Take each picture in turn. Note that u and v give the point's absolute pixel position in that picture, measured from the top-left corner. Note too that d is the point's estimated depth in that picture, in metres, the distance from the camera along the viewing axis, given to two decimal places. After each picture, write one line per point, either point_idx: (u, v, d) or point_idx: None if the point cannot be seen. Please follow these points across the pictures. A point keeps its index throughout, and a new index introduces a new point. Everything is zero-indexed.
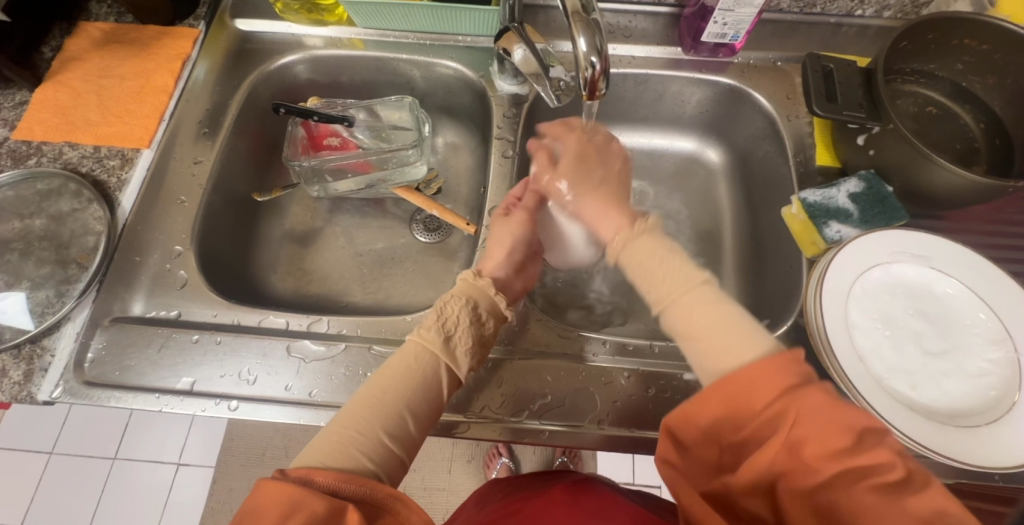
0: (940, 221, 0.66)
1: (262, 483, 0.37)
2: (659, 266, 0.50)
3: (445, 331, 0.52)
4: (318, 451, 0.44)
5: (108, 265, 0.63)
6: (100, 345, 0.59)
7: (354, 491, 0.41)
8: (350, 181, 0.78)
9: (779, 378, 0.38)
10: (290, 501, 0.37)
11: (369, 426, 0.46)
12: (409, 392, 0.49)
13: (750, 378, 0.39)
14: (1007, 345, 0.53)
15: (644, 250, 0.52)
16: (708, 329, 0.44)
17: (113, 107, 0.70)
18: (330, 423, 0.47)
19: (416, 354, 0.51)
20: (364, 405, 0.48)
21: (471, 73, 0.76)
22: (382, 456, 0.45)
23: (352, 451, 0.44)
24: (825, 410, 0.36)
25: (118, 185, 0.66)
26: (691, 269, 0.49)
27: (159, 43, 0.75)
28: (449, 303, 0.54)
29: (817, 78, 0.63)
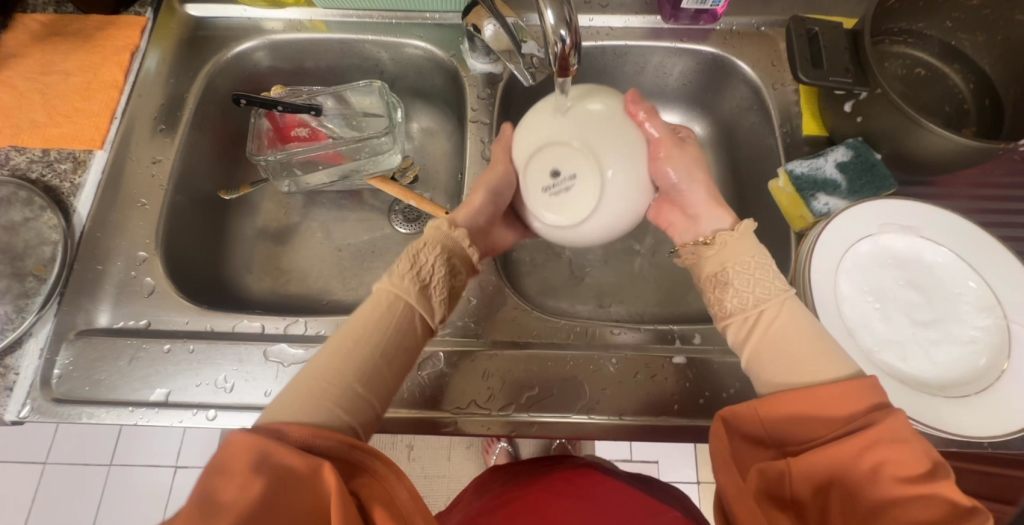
0: (929, 187, 0.65)
1: (231, 439, 0.37)
2: (753, 274, 0.51)
3: (421, 281, 0.51)
4: (290, 404, 0.43)
5: (68, 276, 0.60)
6: (67, 360, 0.56)
7: (330, 446, 0.40)
8: (322, 173, 0.74)
9: (861, 399, 0.41)
10: (260, 455, 0.36)
11: (340, 377, 0.45)
12: (380, 340, 0.48)
13: (835, 393, 0.42)
14: (996, 313, 0.53)
15: (742, 250, 0.52)
16: (795, 347, 0.46)
17: (60, 106, 0.66)
18: (300, 375, 0.46)
19: (387, 305, 0.49)
20: (335, 355, 0.46)
21: (441, 52, 0.72)
22: (355, 407, 0.45)
23: (322, 403, 0.44)
24: (905, 436, 0.38)
25: (73, 190, 0.63)
26: (781, 285, 0.50)
27: (104, 34, 0.70)
28: (423, 250, 0.52)
29: (801, 42, 0.60)
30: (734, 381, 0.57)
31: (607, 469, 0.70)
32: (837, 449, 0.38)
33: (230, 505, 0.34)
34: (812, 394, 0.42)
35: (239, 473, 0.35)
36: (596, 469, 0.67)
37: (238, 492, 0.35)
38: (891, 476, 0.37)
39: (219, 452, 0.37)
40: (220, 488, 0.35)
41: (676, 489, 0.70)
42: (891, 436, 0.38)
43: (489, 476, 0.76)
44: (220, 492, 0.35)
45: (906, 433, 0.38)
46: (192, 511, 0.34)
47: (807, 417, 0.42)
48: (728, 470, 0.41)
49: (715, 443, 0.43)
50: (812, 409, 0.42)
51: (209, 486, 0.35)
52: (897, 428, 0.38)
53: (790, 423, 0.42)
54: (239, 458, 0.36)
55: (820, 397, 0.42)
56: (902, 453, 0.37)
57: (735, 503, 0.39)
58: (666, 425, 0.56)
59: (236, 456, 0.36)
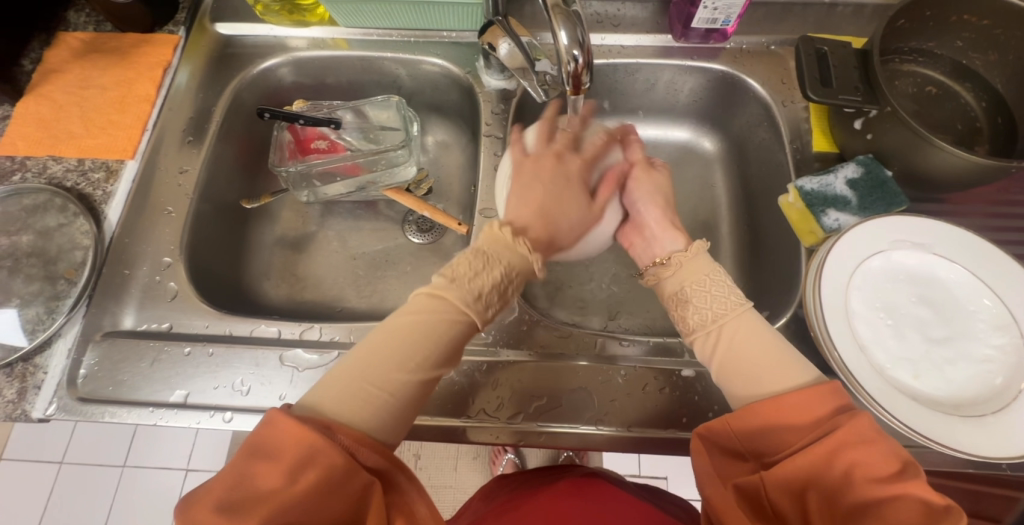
0: (941, 204, 0.65)
1: (283, 427, 0.38)
2: (709, 291, 0.50)
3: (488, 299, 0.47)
4: (343, 407, 0.41)
5: (97, 280, 0.62)
6: (92, 361, 0.58)
7: (373, 457, 0.40)
8: (340, 185, 0.76)
9: (826, 402, 0.41)
10: (308, 451, 0.37)
11: (398, 388, 0.43)
12: (442, 354, 0.45)
13: (799, 400, 0.41)
14: (1013, 331, 0.52)
15: (697, 268, 0.52)
16: (759, 358, 0.45)
17: (96, 119, 0.69)
18: (353, 372, 0.43)
19: (458, 321, 0.45)
20: (397, 362, 0.43)
21: (457, 69, 0.75)
22: (404, 418, 0.44)
23: (375, 411, 0.42)
24: (870, 437, 0.37)
25: (104, 198, 0.66)
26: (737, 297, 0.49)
27: (139, 51, 0.74)
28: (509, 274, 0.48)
29: (810, 62, 0.61)
30: None
31: (615, 480, 0.70)
32: (807, 455, 0.38)
33: (265, 495, 0.36)
34: (779, 402, 0.42)
35: (284, 463, 0.36)
36: (603, 479, 0.67)
37: (278, 482, 0.36)
38: (863, 481, 0.36)
39: (269, 438, 0.38)
40: (259, 475, 0.36)
41: (685, 502, 0.69)
42: (856, 438, 0.38)
43: (497, 485, 0.76)
44: (261, 478, 0.36)
45: (873, 434, 0.38)
46: (227, 492, 0.36)
47: (776, 426, 0.41)
48: (714, 483, 0.42)
49: (697, 459, 0.44)
50: (779, 418, 0.41)
51: (250, 470, 0.37)
52: (862, 430, 0.38)
53: (762, 432, 0.42)
54: (287, 447, 0.37)
55: (787, 406, 0.41)
56: (870, 455, 0.37)
57: (719, 510, 0.41)
58: (675, 438, 0.56)
59: (286, 446, 0.37)
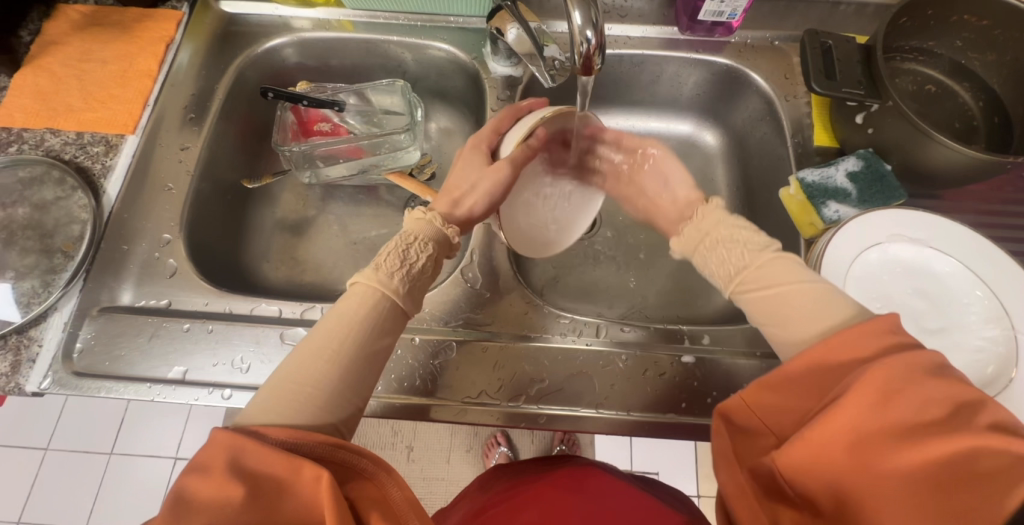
0: (937, 200, 0.66)
1: (209, 437, 0.37)
2: (722, 250, 0.52)
3: (405, 277, 0.50)
4: (268, 408, 0.42)
5: (95, 254, 0.61)
6: (89, 335, 0.58)
7: (314, 446, 0.39)
8: (342, 166, 0.76)
9: (848, 355, 0.37)
10: (235, 461, 0.36)
11: (323, 377, 0.44)
12: (364, 338, 0.46)
13: (825, 353, 0.38)
14: (1004, 323, 0.54)
15: (714, 225, 0.54)
16: (785, 306, 0.45)
17: (96, 92, 0.68)
18: (275, 379, 0.44)
19: (374, 304, 0.48)
20: (315, 356, 0.44)
21: (464, 54, 0.75)
22: (335, 405, 0.43)
23: (304, 404, 0.42)
24: (898, 387, 0.33)
25: (103, 172, 0.65)
26: (760, 242, 0.51)
27: (141, 25, 0.73)
28: (409, 245, 0.52)
29: (814, 55, 0.62)
30: (740, 381, 0.58)
31: (610, 468, 0.70)
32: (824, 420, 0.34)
33: (207, 504, 0.35)
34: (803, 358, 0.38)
35: (218, 473, 0.36)
36: (600, 469, 0.67)
37: (218, 492, 0.35)
38: (895, 444, 0.32)
39: (199, 451, 0.37)
40: (198, 490, 0.35)
41: (679, 490, 0.70)
42: (875, 394, 0.33)
43: (493, 473, 0.76)
44: (198, 491, 0.35)
45: (898, 384, 0.33)
46: (168, 509, 0.35)
47: (795, 391, 0.38)
48: (727, 467, 0.40)
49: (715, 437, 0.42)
50: (809, 380, 0.38)
51: (186, 485, 0.36)
52: (891, 380, 0.33)
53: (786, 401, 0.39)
54: (217, 456, 0.36)
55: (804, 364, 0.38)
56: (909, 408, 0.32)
57: (732, 496, 0.39)
58: (674, 423, 0.57)
59: (215, 455, 0.37)
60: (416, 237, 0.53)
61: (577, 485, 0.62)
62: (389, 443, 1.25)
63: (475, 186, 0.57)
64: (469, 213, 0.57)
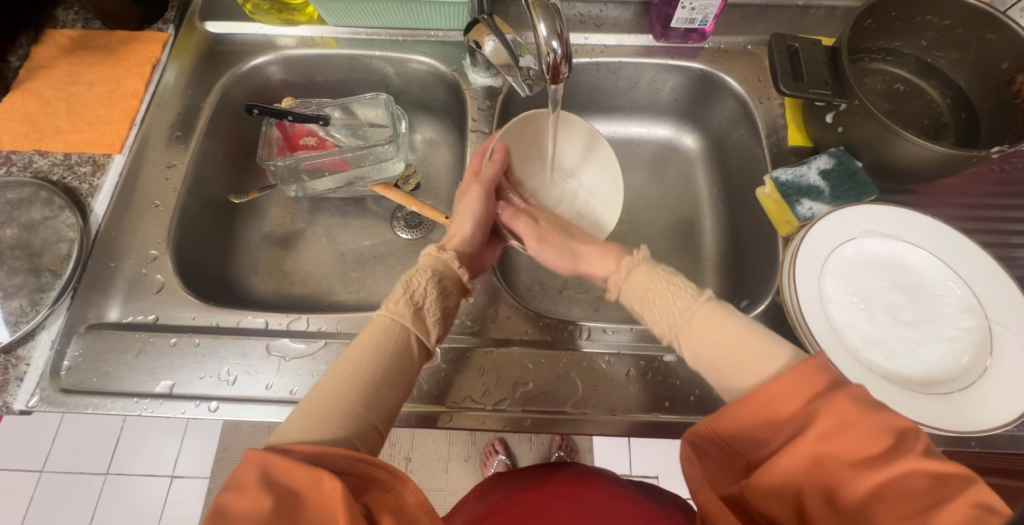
0: (911, 195, 0.67)
1: (244, 456, 0.38)
2: (659, 300, 0.51)
3: (414, 303, 0.51)
4: (296, 428, 0.42)
5: (82, 272, 0.62)
6: (77, 352, 0.58)
7: (339, 459, 0.39)
8: (328, 179, 0.77)
9: (806, 389, 0.38)
10: (265, 475, 0.37)
11: (343, 400, 0.44)
12: (381, 363, 0.47)
13: (777, 390, 0.39)
14: (978, 313, 0.55)
15: (642, 282, 0.52)
16: (722, 346, 0.45)
17: (83, 114, 0.70)
18: (304, 402, 0.45)
19: (392, 332, 0.49)
20: (336, 382, 0.45)
21: (444, 67, 0.77)
22: (357, 425, 0.44)
23: (328, 423, 0.43)
24: (859, 419, 0.36)
25: (90, 191, 0.66)
26: (689, 291, 0.49)
27: (128, 47, 0.75)
28: (415, 276, 0.53)
29: (782, 58, 0.64)
30: None
31: (607, 475, 0.70)
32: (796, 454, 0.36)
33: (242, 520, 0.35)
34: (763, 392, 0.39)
35: (250, 488, 0.37)
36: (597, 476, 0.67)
37: (249, 506, 0.36)
38: (852, 471, 0.35)
39: (235, 470, 0.38)
40: (233, 505, 0.36)
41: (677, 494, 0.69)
42: (835, 429, 0.35)
43: (490, 483, 0.75)
44: (232, 507, 0.36)
45: (856, 419, 0.36)
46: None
47: (759, 422, 0.39)
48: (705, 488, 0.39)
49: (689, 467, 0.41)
50: (764, 415, 0.39)
51: (224, 501, 0.37)
52: (845, 416, 0.36)
53: (751, 429, 0.39)
54: (249, 473, 0.37)
55: (764, 401, 0.39)
56: (858, 441, 0.35)
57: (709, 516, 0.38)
58: (659, 422, 0.57)
59: (248, 472, 0.37)
60: (422, 265, 0.55)
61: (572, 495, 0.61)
62: (386, 455, 1.25)
63: (460, 213, 0.60)
64: (463, 239, 0.59)
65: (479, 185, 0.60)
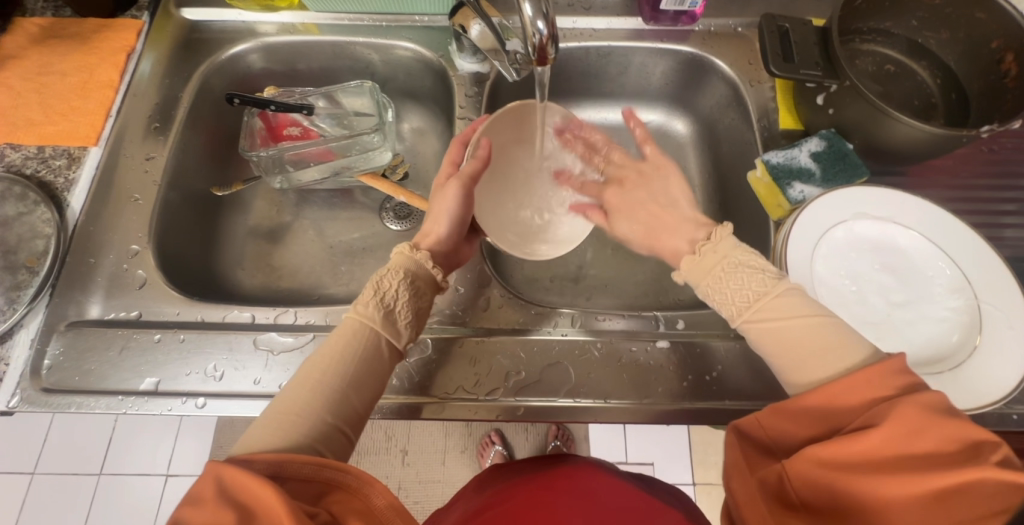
0: (902, 177, 0.67)
1: (202, 470, 0.37)
2: (731, 283, 0.49)
3: (384, 305, 0.50)
4: (261, 435, 0.42)
5: (60, 269, 0.61)
6: (57, 351, 0.57)
7: (301, 468, 0.39)
8: (313, 170, 0.76)
9: (868, 390, 0.38)
10: (223, 489, 0.36)
11: (309, 406, 0.44)
12: (349, 369, 0.47)
13: (839, 389, 0.39)
14: (967, 294, 0.55)
15: (716, 261, 0.51)
16: (797, 338, 0.44)
17: (56, 105, 0.67)
18: (271, 407, 0.44)
19: (361, 336, 0.48)
20: (303, 388, 0.45)
21: (430, 53, 0.75)
22: (322, 431, 0.43)
23: (293, 429, 0.42)
24: (924, 421, 0.35)
25: (66, 186, 0.64)
26: (767, 276, 0.48)
27: (101, 36, 0.72)
28: (386, 276, 0.52)
29: (772, 38, 0.63)
30: (717, 362, 0.59)
31: (608, 468, 0.69)
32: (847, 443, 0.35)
33: None
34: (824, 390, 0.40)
35: (206, 503, 0.35)
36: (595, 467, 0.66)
37: (207, 520, 0.35)
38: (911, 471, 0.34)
39: (192, 484, 0.37)
40: (189, 521, 0.35)
41: (678, 489, 0.70)
42: (900, 426, 0.35)
43: (488, 475, 0.75)
44: (187, 520, 0.35)
45: (921, 422, 0.35)
46: None
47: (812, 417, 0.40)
48: (739, 476, 0.41)
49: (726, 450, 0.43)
50: (821, 411, 0.39)
51: (180, 516, 0.36)
52: (912, 421, 0.35)
53: (803, 425, 0.40)
54: (207, 487, 0.36)
55: (822, 401, 0.39)
56: (923, 446, 0.34)
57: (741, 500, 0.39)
58: (654, 409, 0.57)
59: (206, 486, 0.36)
60: (394, 264, 0.53)
61: (570, 485, 0.61)
62: (383, 449, 1.24)
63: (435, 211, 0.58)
64: (438, 238, 0.57)
65: (456, 183, 0.57)
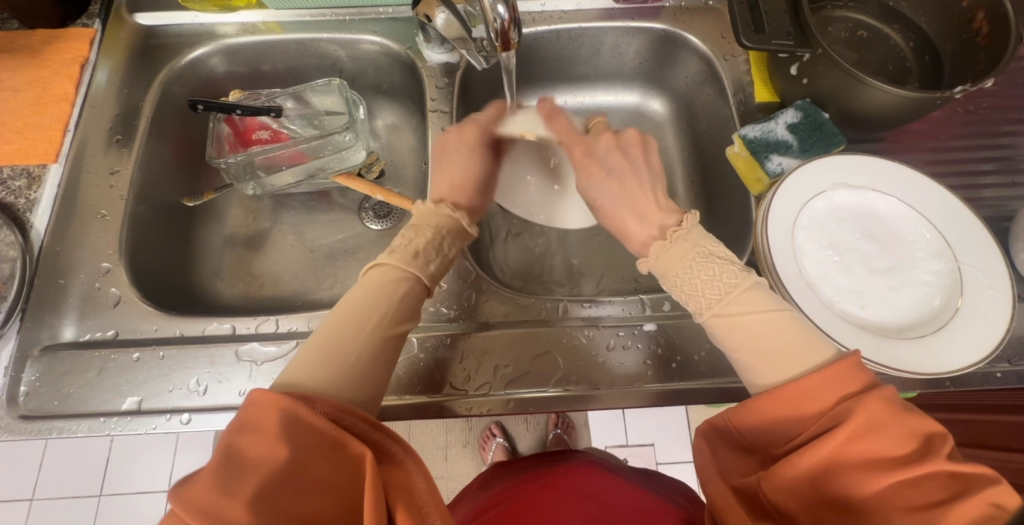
0: (880, 143, 0.67)
1: (263, 396, 0.36)
2: (701, 275, 0.48)
3: (426, 256, 0.50)
4: (307, 375, 0.40)
5: (29, 292, 0.59)
6: (33, 377, 0.56)
7: (357, 423, 0.38)
8: (287, 174, 0.74)
9: (838, 387, 0.38)
10: (285, 423, 0.35)
11: (357, 352, 0.43)
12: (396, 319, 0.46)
13: (801, 389, 0.39)
14: (947, 257, 0.55)
15: (683, 252, 0.49)
16: (759, 339, 0.44)
17: (10, 123, 0.65)
18: (309, 346, 0.43)
19: (404, 285, 0.48)
20: (349, 331, 0.44)
21: (396, 45, 0.73)
22: (370, 377, 0.43)
23: (343, 373, 0.41)
24: (890, 418, 0.35)
25: (28, 206, 0.62)
26: (736, 269, 0.47)
27: (52, 47, 0.69)
28: (427, 230, 0.52)
29: (742, 9, 0.61)
30: (704, 343, 0.59)
31: (613, 467, 0.69)
32: (818, 446, 0.35)
33: (254, 467, 0.33)
34: (796, 386, 0.39)
35: (268, 433, 0.34)
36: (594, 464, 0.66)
37: (264, 452, 0.34)
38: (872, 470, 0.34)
39: (250, 410, 0.35)
40: (247, 447, 0.34)
41: (684, 486, 0.70)
42: (866, 426, 0.35)
43: (491, 474, 0.75)
44: (248, 450, 0.34)
45: (885, 419, 0.35)
46: (218, 460, 0.33)
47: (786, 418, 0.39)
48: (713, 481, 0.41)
49: (700, 458, 0.43)
50: (790, 407, 0.39)
51: (236, 441, 0.34)
52: (875, 417, 0.35)
53: (775, 425, 0.39)
54: (268, 418, 0.35)
55: (793, 397, 0.39)
56: (881, 443, 0.35)
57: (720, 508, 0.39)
58: (644, 392, 0.57)
59: (265, 416, 0.35)
60: (424, 219, 0.54)
61: (569, 483, 0.61)
62: None
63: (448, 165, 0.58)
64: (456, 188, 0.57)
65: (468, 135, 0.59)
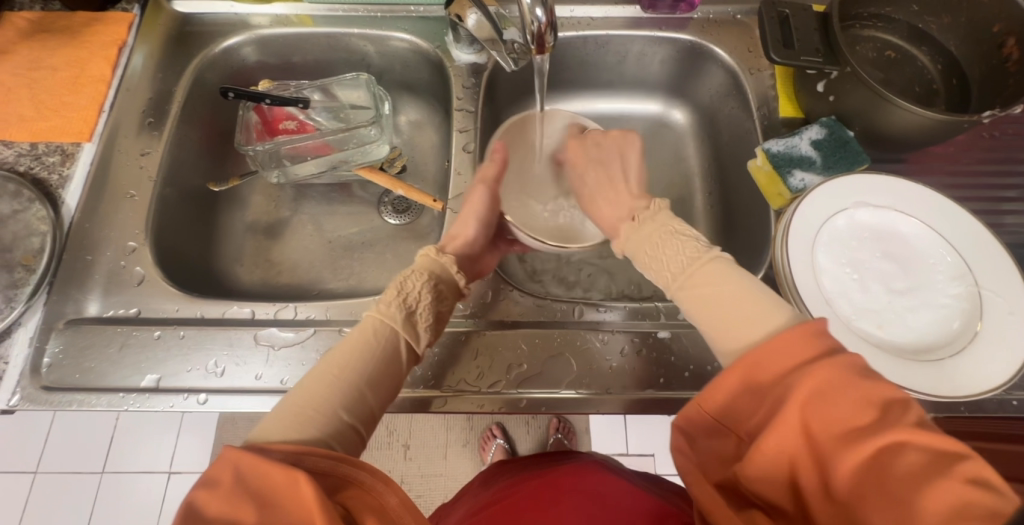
0: (903, 164, 0.67)
1: (220, 453, 0.36)
2: (666, 249, 0.51)
3: (407, 306, 0.49)
4: (272, 429, 0.41)
5: (58, 266, 0.60)
6: (56, 349, 0.57)
7: (319, 461, 0.37)
8: (310, 164, 0.75)
9: (798, 352, 0.36)
10: (241, 475, 0.35)
11: (326, 402, 0.43)
12: (368, 371, 0.46)
13: (764, 355, 0.37)
14: (967, 280, 0.55)
15: (654, 228, 0.53)
16: (720, 307, 0.45)
17: (48, 101, 0.67)
18: (285, 402, 0.43)
19: (381, 337, 0.48)
20: (320, 384, 0.44)
21: (425, 43, 0.74)
22: (336, 427, 0.42)
23: (309, 424, 0.41)
24: (843, 384, 0.33)
25: (61, 182, 0.63)
26: (697, 246, 0.49)
27: (92, 29, 0.71)
28: (409, 277, 0.51)
29: (772, 24, 0.62)
30: None
31: (616, 469, 0.69)
32: (779, 425, 0.33)
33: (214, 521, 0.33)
34: (758, 361, 0.37)
35: (224, 488, 0.35)
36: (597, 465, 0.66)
37: (221, 508, 0.34)
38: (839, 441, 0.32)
39: (209, 467, 0.36)
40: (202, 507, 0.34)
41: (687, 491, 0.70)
42: (819, 394, 0.33)
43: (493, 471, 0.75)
44: (204, 507, 0.34)
45: (844, 385, 0.33)
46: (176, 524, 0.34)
47: (750, 396, 0.37)
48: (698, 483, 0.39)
49: (678, 456, 0.40)
50: (752, 382, 0.37)
51: (195, 499, 0.34)
52: (828, 383, 0.34)
53: (740, 403, 0.37)
54: (225, 472, 0.35)
55: (749, 367, 0.37)
56: (840, 411, 0.33)
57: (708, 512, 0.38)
58: (655, 399, 0.57)
59: (224, 470, 0.35)
60: (419, 267, 0.53)
61: (571, 483, 0.61)
62: (384, 444, 1.25)
63: (464, 214, 0.58)
64: (466, 239, 0.57)
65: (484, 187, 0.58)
